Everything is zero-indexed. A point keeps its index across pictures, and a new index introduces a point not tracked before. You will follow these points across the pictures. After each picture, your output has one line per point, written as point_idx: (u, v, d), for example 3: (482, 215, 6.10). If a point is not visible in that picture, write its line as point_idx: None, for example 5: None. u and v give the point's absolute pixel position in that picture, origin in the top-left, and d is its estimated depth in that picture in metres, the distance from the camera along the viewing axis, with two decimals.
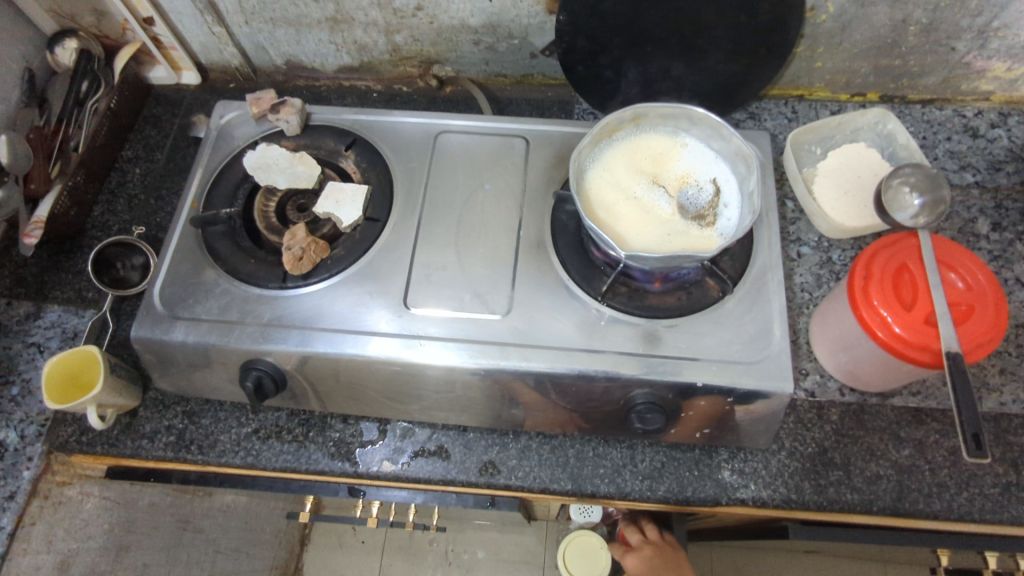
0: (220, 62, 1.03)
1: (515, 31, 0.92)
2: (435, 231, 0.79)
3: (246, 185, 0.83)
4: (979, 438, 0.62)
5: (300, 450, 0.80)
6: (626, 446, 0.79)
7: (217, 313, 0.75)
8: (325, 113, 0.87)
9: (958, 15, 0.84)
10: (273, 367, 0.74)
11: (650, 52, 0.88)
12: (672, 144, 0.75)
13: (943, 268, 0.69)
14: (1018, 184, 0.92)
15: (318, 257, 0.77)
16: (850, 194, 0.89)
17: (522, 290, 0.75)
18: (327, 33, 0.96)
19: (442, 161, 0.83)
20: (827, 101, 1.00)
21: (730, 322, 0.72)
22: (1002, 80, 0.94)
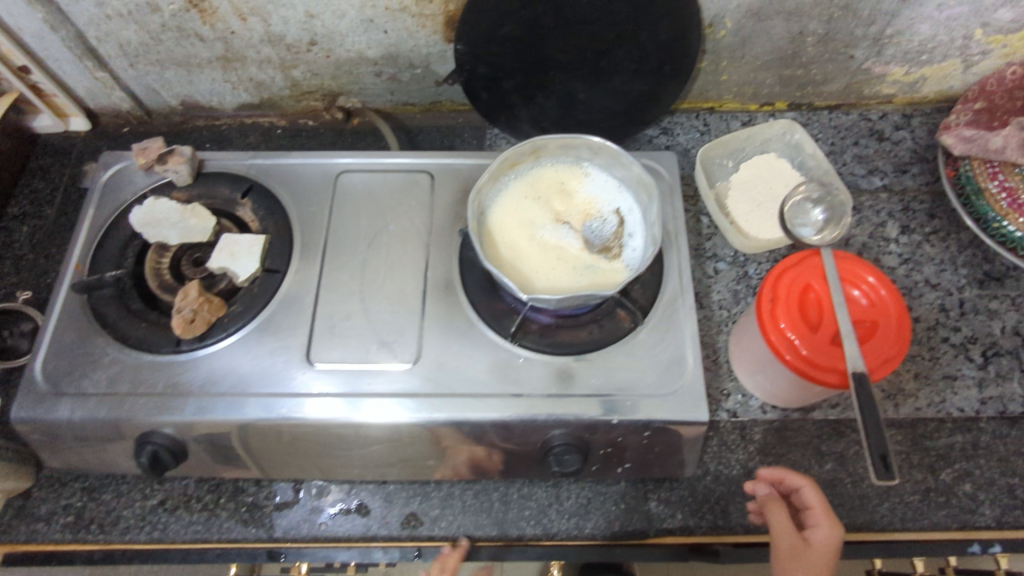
0: (110, 106, 0.98)
1: (415, 61, 0.90)
2: (339, 278, 0.75)
3: (135, 242, 0.78)
4: (887, 459, 0.60)
5: (210, 519, 0.77)
6: (551, 485, 0.78)
7: (107, 385, 0.70)
8: (218, 159, 0.83)
9: (851, 25, 0.84)
10: (170, 439, 0.69)
11: (553, 76, 0.86)
12: (575, 175, 0.73)
13: (847, 285, 0.69)
14: (923, 185, 0.94)
15: (214, 316, 0.73)
16: (763, 207, 0.89)
17: (430, 336, 0.72)
18: (220, 72, 0.92)
19: (344, 202, 0.80)
20: (737, 112, 1.00)
21: (643, 353, 0.71)
22: (902, 83, 0.95)
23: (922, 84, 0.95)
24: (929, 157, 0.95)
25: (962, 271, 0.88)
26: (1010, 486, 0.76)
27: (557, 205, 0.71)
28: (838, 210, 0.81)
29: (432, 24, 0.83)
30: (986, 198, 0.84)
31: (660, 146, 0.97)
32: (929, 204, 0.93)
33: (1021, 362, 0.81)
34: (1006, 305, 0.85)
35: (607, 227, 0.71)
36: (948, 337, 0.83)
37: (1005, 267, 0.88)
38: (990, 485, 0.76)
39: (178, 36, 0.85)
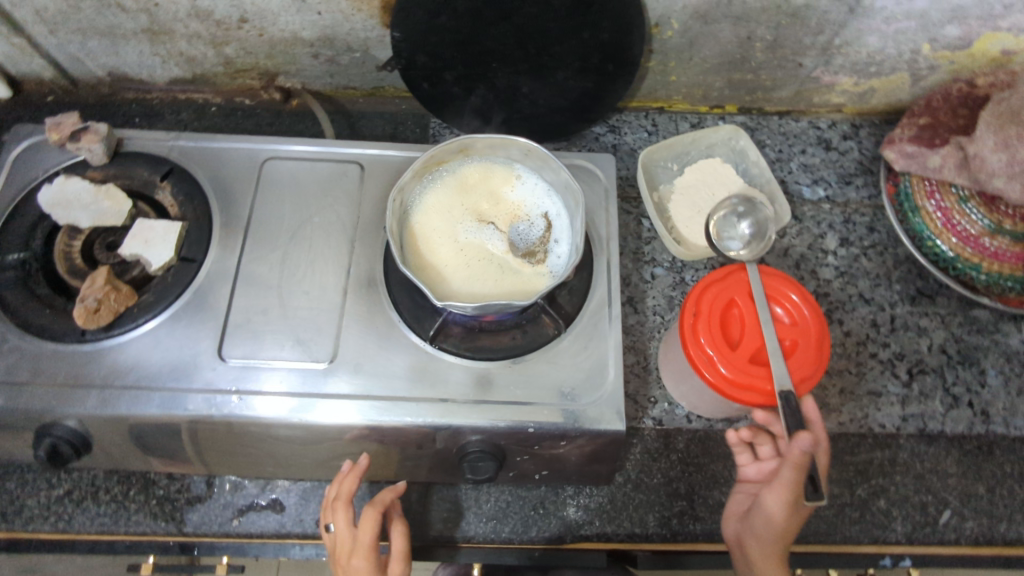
0: (32, 73, 0.93)
1: (353, 44, 0.86)
2: (258, 271, 0.73)
3: (43, 222, 0.74)
4: (815, 481, 0.64)
5: (118, 512, 0.75)
6: (471, 487, 0.77)
7: (4, 373, 0.67)
8: (138, 138, 0.80)
9: (799, 33, 0.82)
10: (71, 432, 0.66)
11: (495, 69, 0.84)
12: (504, 176, 0.71)
13: (770, 303, 0.68)
14: (866, 197, 0.94)
15: (122, 306, 0.70)
16: (703, 214, 0.88)
17: (348, 334, 0.70)
18: (147, 45, 0.87)
19: (269, 191, 0.77)
20: (687, 113, 0.99)
21: (565, 361, 0.70)
22: (851, 93, 0.94)
23: (871, 95, 0.94)
24: (873, 170, 0.95)
25: (896, 287, 0.88)
26: (924, 503, 0.77)
27: (484, 206, 0.69)
28: (764, 225, 0.83)
29: (368, 8, 0.80)
30: (922, 217, 0.84)
31: (606, 144, 0.95)
32: (869, 217, 0.92)
33: (944, 381, 0.82)
34: (935, 323, 0.86)
35: (533, 231, 0.69)
36: (876, 353, 0.84)
37: (938, 285, 0.88)
38: (904, 501, 0.77)
39: (98, 5, 0.80)
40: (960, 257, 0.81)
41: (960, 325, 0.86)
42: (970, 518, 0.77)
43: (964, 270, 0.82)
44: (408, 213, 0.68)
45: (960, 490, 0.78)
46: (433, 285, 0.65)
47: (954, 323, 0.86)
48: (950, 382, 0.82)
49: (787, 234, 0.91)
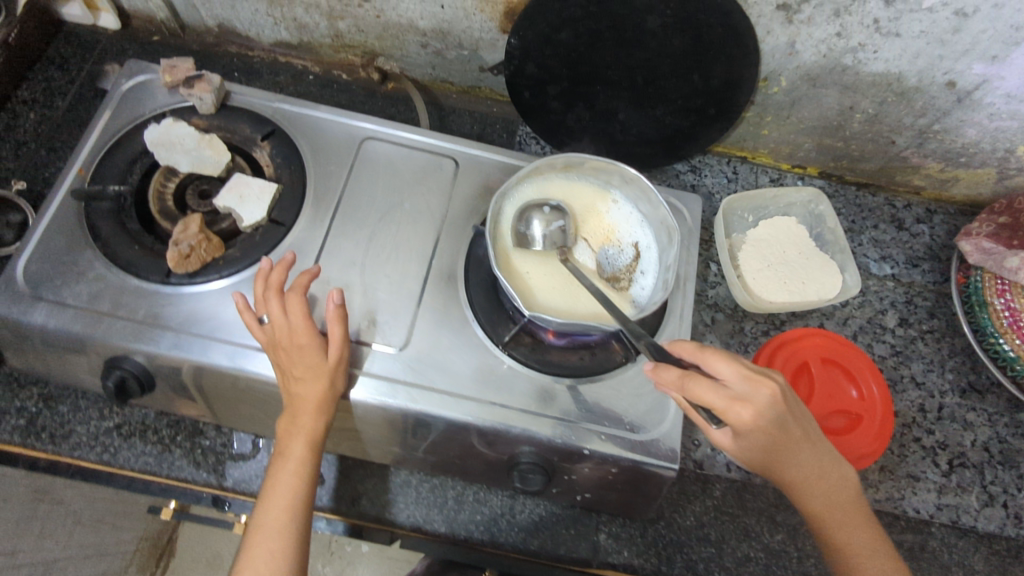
0: (144, 11, 0.94)
1: (465, 42, 0.87)
2: (342, 246, 0.74)
3: (143, 160, 0.76)
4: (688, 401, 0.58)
5: (163, 454, 0.76)
6: (507, 495, 0.78)
7: (86, 300, 0.68)
8: (245, 95, 0.81)
9: (902, 112, 0.84)
10: (140, 368, 0.67)
11: (598, 91, 0.84)
12: (601, 200, 0.72)
13: (843, 377, 0.71)
14: (931, 282, 0.95)
15: (210, 256, 0.71)
16: (773, 269, 0.88)
17: (422, 324, 0.71)
18: (264, 5, 0.88)
19: (363, 170, 0.78)
20: (768, 168, 1.00)
21: (628, 389, 0.71)
22: (934, 179, 0.95)
23: (953, 184, 0.95)
24: (942, 257, 0.96)
25: (948, 376, 0.89)
26: None
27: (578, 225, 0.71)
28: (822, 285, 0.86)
29: (490, 11, 0.81)
30: (989, 312, 0.85)
31: (685, 183, 0.97)
32: (931, 303, 0.93)
33: (983, 478, 0.83)
34: (981, 419, 0.87)
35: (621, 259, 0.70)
36: (920, 437, 0.85)
37: (989, 382, 0.89)
38: None
39: None
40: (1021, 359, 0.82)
41: (1005, 425, 0.86)
42: None
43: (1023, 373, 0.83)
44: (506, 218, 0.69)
45: None
46: (520, 291, 0.66)
47: (999, 423, 0.86)
48: (988, 481, 0.83)
49: (849, 304, 0.92)
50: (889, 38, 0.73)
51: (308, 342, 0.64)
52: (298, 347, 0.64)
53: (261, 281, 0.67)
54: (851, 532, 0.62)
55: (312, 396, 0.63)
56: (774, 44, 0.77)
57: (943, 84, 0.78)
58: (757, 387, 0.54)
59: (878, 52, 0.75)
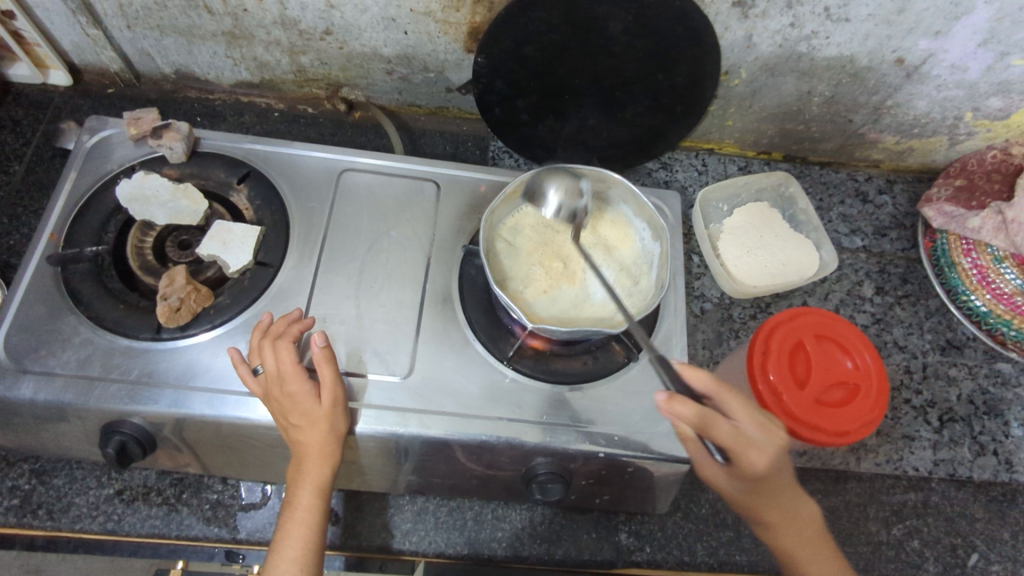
0: (97, 64, 0.93)
1: (430, 64, 0.88)
2: (334, 280, 0.73)
3: (118, 216, 0.74)
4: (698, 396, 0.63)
5: (171, 515, 0.74)
6: (525, 508, 0.78)
7: (76, 367, 0.66)
8: (215, 139, 0.80)
9: (856, 92, 0.88)
10: (139, 430, 0.65)
11: (567, 101, 0.86)
12: (634, 262, 0.73)
13: (840, 352, 0.73)
14: (900, 250, 0.99)
15: (200, 306, 0.70)
16: (753, 254, 0.90)
17: (424, 350, 0.71)
18: (223, 47, 0.88)
19: (345, 202, 0.78)
20: (735, 157, 1.03)
21: (634, 389, 0.72)
22: (891, 151, 1.00)
23: (909, 154, 1.00)
24: (907, 225, 1.00)
25: (928, 336, 0.92)
26: (954, 545, 0.81)
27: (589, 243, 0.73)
28: (804, 266, 0.89)
29: (454, 32, 0.82)
30: (958, 272, 0.90)
31: (658, 180, 0.99)
32: (903, 269, 0.97)
33: (973, 430, 0.86)
34: (963, 373, 0.90)
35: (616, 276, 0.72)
36: (910, 399, 0.88)
37: (966, 337, 0.93)
38: (935, 543, 0.81)
39: (185, 5, 0.81)
40: (992, 312, 0.87)
41: (986, 377, 0.90)
42: (996, 562, 0.80)
43: (995, 326, 0.88)
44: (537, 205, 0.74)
45: (986, 534, 0.82)
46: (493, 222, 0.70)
47: (980, 375, 0.90)
48: (977, 432, 0.86)
49: (828, 279, 0.95)
50: (839, 23, 0.76)
51: (302, 391, 0.62)
52: (290, 393, 0.62)
53: (258, 332, 0.67)
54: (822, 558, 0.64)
55: (314, 441, 0.62)
56: (733, 38, 0.80)
57: (893, 62, 0.82)
58: (773, 432, 0.61)
59: (830, 38, 0.79)
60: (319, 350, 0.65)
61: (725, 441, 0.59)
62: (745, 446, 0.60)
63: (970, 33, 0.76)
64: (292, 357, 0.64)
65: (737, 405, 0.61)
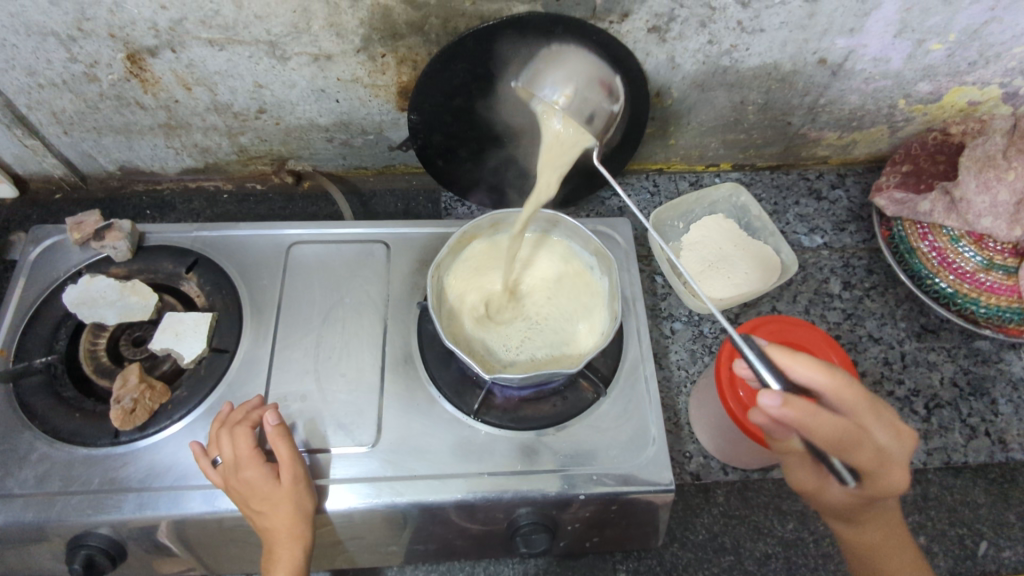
0: (41, 172, 0.93)
1: (368, 127, 0.89)
2: (291, 357, 0.73)
3: (68, 323, 0.74)
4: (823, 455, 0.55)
5: None
6: (518, 562, 0.76)
7: (35, 484, 0.64)
8: (160, 232, 0.80)
9: (788, 95, 0.89)
10: (106, 540, 0.64)
11: (506, 143, 0.86)
12: (585, 296, 0.74)
13: (807, 357, 0.76)
14: (861, 242, 0.99)
15: (157, 403, 0.69)
16: (713, 267, 0.90)
17: (390, 414, 0.70)
18: (162, 139, 0.89)
19: (296, 276, 0.78)
20: (685, 173, 1.04)
21: (607, 424, 0.70)
22: (835, 146, 1.00)
23: (854, 147, 1.01)
24: (864, 216, 1.01)
25: (901, 324, 0.92)
26: (961, 536, 0.79)
27: (532, 308, 0.73)
28: (767, 272, 0.89)
29: (384, 94, 0.83)
30: (918, 257, 0.88)
31: (612, 207, 0.99)
32: (867, 260, 0.97)
33: (961, 413, 0.85)
34: (943, 356, 0.89)
35: (569, 314, 0.73)
36: (893, 391, 0.86)
37: (939, 320, 0.92)
38: (942, 537, 0.78)
39: (118, 104, 0.82)
40: (959, 292, 0.85)
41: (966, 357, 0.89)
42: (1007, 547, 0.78)
43: (965, 305, 0.85)
44: (609, 296, 0.71)
45: (992, 520, 0.80)
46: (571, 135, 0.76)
47: (960, 356, 0.89)
48: (965, 414, 0.85)
49: (794, 281, 0.94)
50: (755, 34, 0.78)
51: (260, 476, 0.61)
52: (247, 480, 0.61)
53: (216, 423, 0.66)
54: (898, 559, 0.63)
55: (281, 524, 0.60)
56: (656, 62, 0.82)
57: (815, 63, 0.83)
58: (901, 441, 0.58)
59: (750, 49, 0.80)
60: (272, 429, 0.64)
61: (860, 460, 0.55)
62: (877, 458, 0.56)
63: (883, 26, 0.77)
64: (249, 445, 0.63)
65: (861, 406, 0.57)
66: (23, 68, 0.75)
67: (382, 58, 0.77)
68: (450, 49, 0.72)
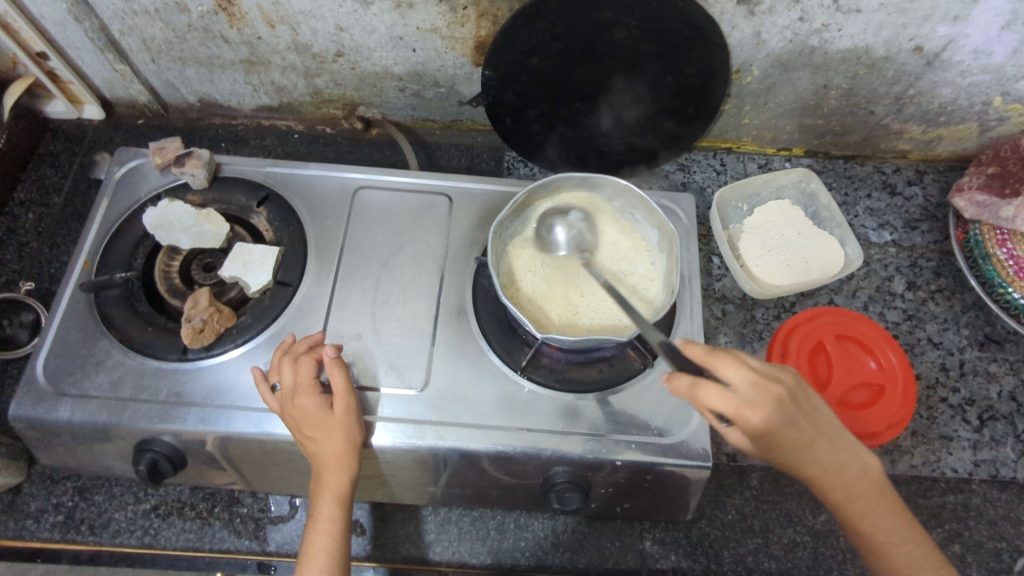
0: (126, 97, 0.97)
1: (441, 80, 0.90)
2: (351, 296, 0.75)
3: (146, 244, 0.78)
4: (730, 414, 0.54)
5: (204, 528, 0.76)
6: (547, 517, 0.79)
7: (109, 389, 0.69)
8: (235, 164, 0.83)
9: (875, 83, 0.85)
10: (169, 448, 0.68)
11: (577, 107, 0.85)
12: (643, 267, 0.74)
13: (863, 352, 0.75)
14: (932, 243, 0.95)
15: (223, 326, 0.72)
16: (775, 253, 0.88)
17: (439, 362, 0.72)
18: (242, 74, 0.91)
19: (361, 220, 0.80)
20: (754, 154, 1.01)
21: (651, 396, 0.71)
22: (918, 141, 0.96)
23: (938, 143, 0.96)
24: (939, 216, 0.97)
25: (964, 332, 0.89)
26: (998, 550, 0.77)
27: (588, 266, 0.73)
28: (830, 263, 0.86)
29: (461, 47, 0.83)
30: (993, 264, 0.85)
31: (676, 182, 0.98)
32: (936, 262, 0.94)
33: (1016, 428, 0.82)
34: (1005, 369, 0.86)
35: (625, 283, 0.72)
36: (946, 397, 0.84)
37: (1005, 331, 0.89)
38: (978, 548, 0.77)
39: (204, 37, 0.84)
40: None
41: None
42: None
43: None
44: (667, 270, 0.71)
45: None
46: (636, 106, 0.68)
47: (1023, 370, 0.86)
48: (1020, 430, 0.82)
49: (855, 275, 0.92)
50: (850, 15, 0.75)
51: (314, 403, 0.64)
52: (303, 408, 0.64)
53: (279, 351, 0.69)
54: (890, 526, 0.62)
55: (330, 451, 0.63)
56: (741, 36, 0.79)
57: (911, 50, 0.79)
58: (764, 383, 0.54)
59: (842, 30, 0.77)
60: (330, 360, 0.66)
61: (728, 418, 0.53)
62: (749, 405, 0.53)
63: (990, 16, 0.73)
64: (307, 374, 0.66)
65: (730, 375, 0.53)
66: None
67: (463, 10, 0.77)
68: (534, 6, 0.71)
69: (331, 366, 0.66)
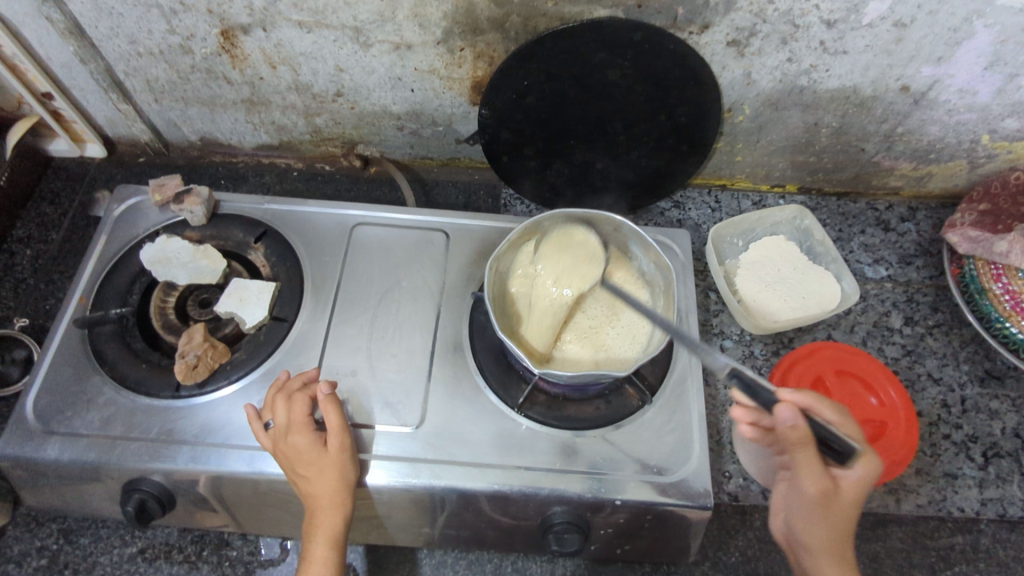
0: (128, 136, 0.99)
1: (438, 119, 0.91)
2: (346, 333, 0.75)
3: (142, 280, 0.78)
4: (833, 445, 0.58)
5: (191, 572, 0.74)
6: (546, 560, 0.76)
7: (99, 427, 0.68)
8: (234, 201, 0.84)
9: (865, 121, 0.87)
10: (158, 488, 0.67)
11: (572, 145, 0.86)
12: (640, 305, 0.74)
13: (864, 389, 0.75)
14: (927, 278, 0.95)
15: (218, 362, 0.72)
16: (771, 288, 0.88)
17: (435, 398, 0.71)
18: (243, 113, 0.93)
19: (358, 255, 0.80)
20: (748, 192, 1.03)
21: (651, 433, 0.70)
22: (909, 177, 0.98)
23: (929, 179, 0.98)
24: (933, 252, 0.97)
25: (964, 367, 0.88)
26: None
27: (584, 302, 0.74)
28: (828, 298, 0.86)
29: (458, 87, 0.85)
30: (989, 298, 0.85)
31: (671, 219, 0.99)
32: (932, 297, 0.94)
33: (1021, 465, 0.81)
34: (1007, 406, 0.85)
35: (622, 321, 0.73)
36: (949, 434, 0.83)
37: (1005, 366, 0.88)
38: None
39: (207, 77, 0.86)
40: None
41: None
42: None
43: None
44: (663, 307, 0.72)
45: None
46: None
47: None
48: None
49: (853, 310, 0.92)
50: (837, 56, 0.77)
51: (307, 443, 0.63)
52: (296, 446, 0.63)
53: (275, 387, 0.68)
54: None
55: (322, 491, 0.62)
56: (732, 76, 0.81)
57: (898, 90, 0.81)
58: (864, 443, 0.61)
59: (831, 70, 0.79)
60: (324, 398, 0.66)
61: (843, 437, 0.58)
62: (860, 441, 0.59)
63: (974, 57, 0.75)
64: (302, 412, 0.65)
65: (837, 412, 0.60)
66: (125, 36, 0.80)
67: (460, 51, 0.79)
68: (529, 47, 0.73)
69: (327, 401, 0.66)
